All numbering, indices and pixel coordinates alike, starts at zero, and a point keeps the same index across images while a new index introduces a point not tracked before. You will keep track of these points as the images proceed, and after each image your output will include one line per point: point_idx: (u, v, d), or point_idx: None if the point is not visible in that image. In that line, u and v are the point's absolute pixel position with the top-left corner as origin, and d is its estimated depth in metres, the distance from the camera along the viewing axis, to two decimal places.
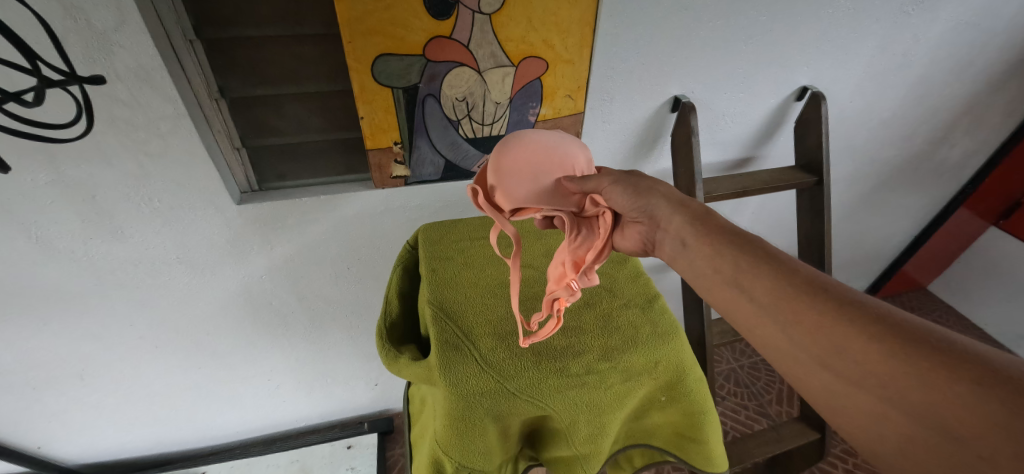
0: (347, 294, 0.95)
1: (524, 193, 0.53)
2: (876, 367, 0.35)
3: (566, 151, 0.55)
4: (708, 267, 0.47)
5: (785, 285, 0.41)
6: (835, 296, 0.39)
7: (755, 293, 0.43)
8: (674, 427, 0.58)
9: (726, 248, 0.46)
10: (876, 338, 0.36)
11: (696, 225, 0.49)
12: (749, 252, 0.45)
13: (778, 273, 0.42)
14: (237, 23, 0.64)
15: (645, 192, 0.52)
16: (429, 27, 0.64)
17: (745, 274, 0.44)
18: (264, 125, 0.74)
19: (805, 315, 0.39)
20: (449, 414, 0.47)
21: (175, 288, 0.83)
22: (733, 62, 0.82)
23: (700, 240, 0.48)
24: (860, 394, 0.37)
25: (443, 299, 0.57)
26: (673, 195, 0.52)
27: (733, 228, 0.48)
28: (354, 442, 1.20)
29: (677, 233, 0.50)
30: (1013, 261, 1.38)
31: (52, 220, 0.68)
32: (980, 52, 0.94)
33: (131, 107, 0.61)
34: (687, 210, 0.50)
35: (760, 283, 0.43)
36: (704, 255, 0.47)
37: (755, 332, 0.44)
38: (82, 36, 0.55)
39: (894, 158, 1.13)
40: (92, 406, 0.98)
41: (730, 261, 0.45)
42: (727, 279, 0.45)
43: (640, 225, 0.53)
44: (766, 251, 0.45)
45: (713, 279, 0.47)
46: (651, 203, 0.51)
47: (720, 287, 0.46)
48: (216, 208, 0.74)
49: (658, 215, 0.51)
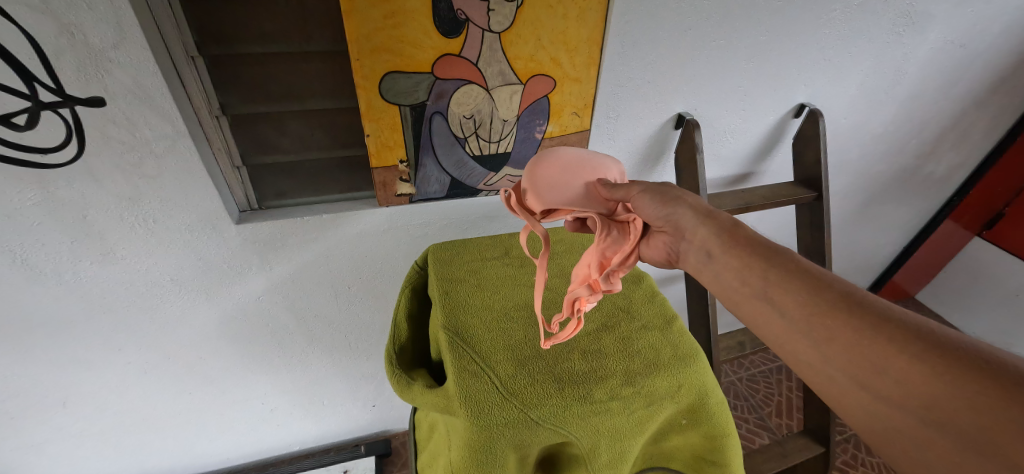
0: (347, 313, 0.92)
1: (557, 194, 0.55)
2: (920, 389, 0.35)
3: (602, 160, 0.57)
4: (733, 280, 0.47)
5: (818, 298, 0.41)
6: (872, 311, 0.38)
7: (784, 307, 0.43)
8: (692, 450, 0.57)
9: (755, 261, 0.46)
10: (918, 358, 0.35)
11: (724, 237, 0.48)
12: (777, 264, 0.44)
13: (808, 286, 0.42)
14: (241, 40, 0.62)
15: (672, 201, 0.52)
16: (438, 45, 0.64)
17: (771, 288, 0.44)
18: (266, 142, 0.72)
19: (839, 332, 0.39)
20: (468, 445, 0.45)
21: (167, 310, 0.79)
22: (734, 79, 0.83)
23: (725, 250, 0.48)
24: (902, 417, 0.36)
25: (458, 324, 0.55)
26: (700, 206, 0.52)
27: (761, 239, 0.48)
28: (351, 466, 1.15)
29: (702, 243, 0.50)
30: (995, 271, 1.41)
31: (38, 242, 0.65)
32: (965, 70, 0.97)
33: (126, 127, 0.59)
34: (713, 222, 0.50)
35: (788, 298, 0.42)
36: (730, 267, 0.47)
37: (786, 349, 0.43)
38: (76, 55, 0.53)
39: (885, 173, 1.15)
40: (73, 436, 0.93)
41: (759, 274, 0.45)
42: (753, 291, 0.45)
43: (665, 235, 0.53)
44: (797, 265, 0.44)
45: (740, 292, 0.46)
46: (676, 212, 0.51)
47: (747, 301, 0.46)
48: (212, 227, 0.72)
49: (683, 225, 0.51)
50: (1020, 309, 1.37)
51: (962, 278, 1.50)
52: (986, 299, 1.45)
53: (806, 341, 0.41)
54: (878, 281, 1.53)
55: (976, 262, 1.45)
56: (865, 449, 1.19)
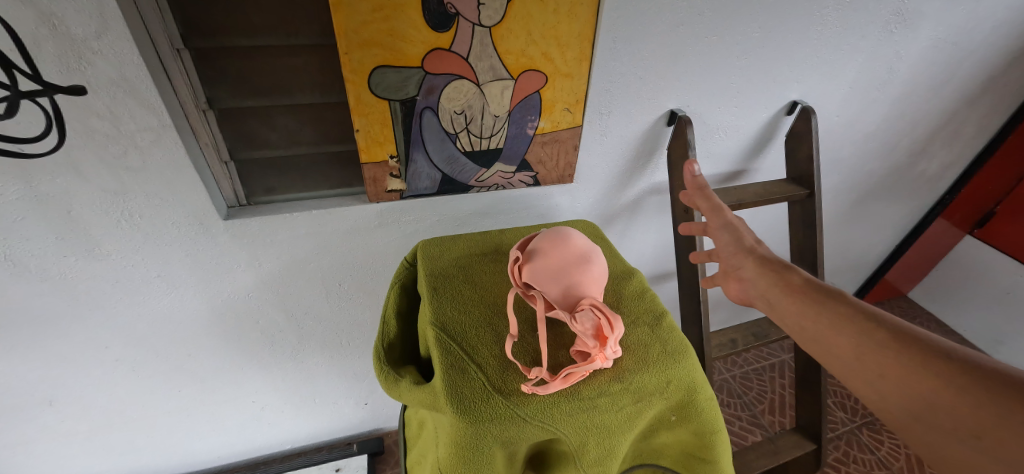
0: (338, 310, 0.92)
1: (543, 277, 0.53)
2: (971, 420, 0.41)
3: (567, 237, 0.56)
4: (795, 322, 0.58)
5: (869, 340, 0.51)
6: (924, 350, 0.47)
7: (842, 346, 0.53)
8: (683, 447, 0.57)
9: (810, 304, 0.57)
10: (966, 390, 0.42)
11: (781, 283, 0.61)
12: (833, 310, 0.55)
13: (862, 329, 0.52)
14: (227, 33, 0.61)
15: (739, 253, 0.67)
16: (427, 39, 0.63)
17: (828, 330, 0.54)
18: (254, 137, 0.71)
19: (892, 371, 0.48)
20: (455, 442, 0.45)
21: (154, 307, 0.79)
22: (727, 75, 0.83)
23: (787, 297, 0.59)
24: (958, 446, 0.42)
25: (446, 320, 0.55)
26: (763, 257, 0.65)
27: (818, 284, 0.59)
28: (343, 465, 1.14)
29: (765, 291, 0.62)
30: (986, 269, 1.41)
31: (22, 236, 0.64)
32: (956, 69, 0.97)
33: (111, 120, 0.58)
34: (769, 269, 0.63)
35: (844, 339, 0.53)
36: (790, 309, 0.58)
37: (850, 383, 0.52)
38: (58, 45, 0.52)
39: (877, 171, 1.16)
40: (60, 434, 0.92)
41: (813, 316, 0.56)
42: (813, 334, 0.56)
43: (737, 279, 0.67)
44: (853, 308, 0.54)
45: (802, 330, 0.57)
46: (739, 262, 0.67)
47: (810, 338, 0.56)
48: (200, 222, 0.71)
49: (747, 272, 0.65)
50: (1011, 307, 1.37)
51: (953, 277, 1.51)
52: (977, 297, 1.46)
53: (863, 378, 0.50)
54: (871, 279, 1.53)
55: (968, 260, 1.46)
56: (857, 446, 1.20)
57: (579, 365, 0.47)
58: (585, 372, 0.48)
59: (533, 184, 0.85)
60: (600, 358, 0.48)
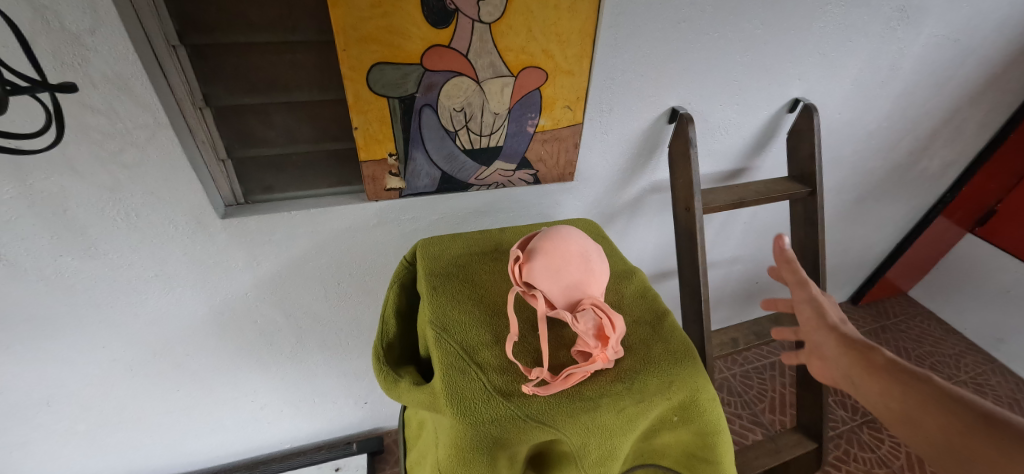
0: (337, 309, 0.91)
1: (543, 277, 0.51)
2: None
3: (568, 235, 0.54)
4: (890, 410, 0.47)
5: (987, 440, 0.40)
6: None
7: (945, 440, 0.43)
8: (685, 447, 0.57)
9: (903, 389, 0.47)
10: None
11: (869, 362, 0.51)
12: (936, 399, 0.45)
13: (975, 425, 0.42)
14: (224, 29, 0.61)
15: (820, 327, 0.57)
16: (426, 36, 0.62)
17: (930, 423, 0.44)
18: (251, 135, 0.70)
19: None
20: (455, 444, 0.44)
21: (152, 306, 0.78)
22: (729, 72, 0.82)
23: (873, 378, 0.50)
24: None
25: (445, 320, 0.54)
26: (848, 334, 0.55)
27: (914, 368, 0.49)
28: (342, 464, 1.14)
29: (852, 371, 0.52)
30: (987, 267, 1.41)
31: (17, 235, 0.63)
32: (959, 66, 0.96)
33: (106, 116, 0.58)
34: (855, 348, 0.53)
35: (951, 433, 0.42)
36: (880, 393, 0.49)
37: None
38: (53, 40, 0.51)
39: (879, 170, 1.15)
40: (58, 434, 0.91)
41: (910, 403, 0.46)
42: (910, 423, 0.46)
43: (816, 356, 0.57)
44: (962, 397, 0.44)
45: (896, 419, 0.47)
46: (820, 337, 0.57)
47: (906, 429, 0.46)
48: (197, 221, 0.70)
49: (826, 349, 0.56)
50: (1012, 305, 1.37)
51: (954, 275, 1.51)
52: (978, 295, 1.46)
53: None
54: (871, 276, 1.53)
55: (969, 258, 1.45)
56: (858, 444, 1.20)
57: (579, 366, 0.47)
58: (585, 373, 0.48)
59: (533, 183, 0.84)
60: (602, 359, 0.48)
